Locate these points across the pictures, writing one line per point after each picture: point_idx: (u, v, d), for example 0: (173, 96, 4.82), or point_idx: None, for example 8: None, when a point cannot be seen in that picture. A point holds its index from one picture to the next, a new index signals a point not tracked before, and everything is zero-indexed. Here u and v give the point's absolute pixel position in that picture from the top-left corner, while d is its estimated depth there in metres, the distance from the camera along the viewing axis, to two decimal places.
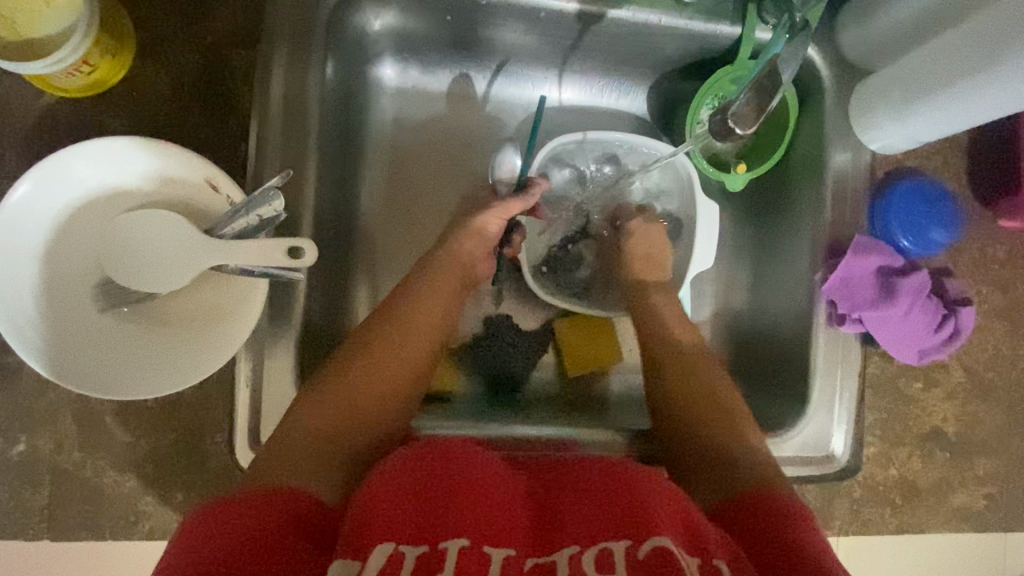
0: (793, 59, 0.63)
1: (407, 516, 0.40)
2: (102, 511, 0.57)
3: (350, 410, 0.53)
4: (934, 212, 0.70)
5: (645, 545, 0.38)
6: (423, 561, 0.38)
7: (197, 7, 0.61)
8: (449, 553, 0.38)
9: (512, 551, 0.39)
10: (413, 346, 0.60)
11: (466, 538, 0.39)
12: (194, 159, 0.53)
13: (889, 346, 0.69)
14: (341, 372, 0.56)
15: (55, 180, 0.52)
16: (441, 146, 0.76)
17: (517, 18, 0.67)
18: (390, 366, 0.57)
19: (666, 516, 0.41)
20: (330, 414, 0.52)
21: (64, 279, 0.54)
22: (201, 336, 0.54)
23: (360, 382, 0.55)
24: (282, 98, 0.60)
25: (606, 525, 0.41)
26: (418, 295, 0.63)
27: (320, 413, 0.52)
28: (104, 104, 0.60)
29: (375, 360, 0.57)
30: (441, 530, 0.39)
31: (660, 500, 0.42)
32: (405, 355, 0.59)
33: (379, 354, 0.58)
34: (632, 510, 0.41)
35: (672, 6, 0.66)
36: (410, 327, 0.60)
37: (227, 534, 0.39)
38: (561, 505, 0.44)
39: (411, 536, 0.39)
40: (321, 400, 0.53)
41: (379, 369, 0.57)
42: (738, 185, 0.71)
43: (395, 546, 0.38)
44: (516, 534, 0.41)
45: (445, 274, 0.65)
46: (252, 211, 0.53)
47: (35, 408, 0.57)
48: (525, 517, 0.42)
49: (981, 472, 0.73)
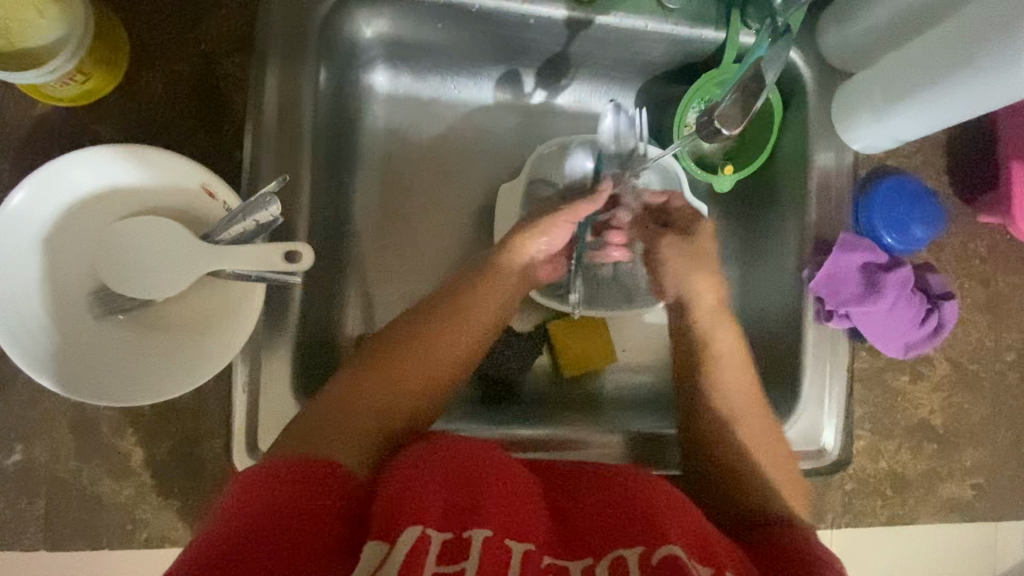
0: (776, 62, 0.64)
1: (433, 504, 0.40)
2: (99, 519, 0.57)
3: (389, 393, 0.55)
4: (916, 209, 0.72)
5: (658, 551, 0.39)
6: (447, 548, 0.38)
7: (190, 15, 0.62)
8: (474, 542, 0.38)
9: (532, 546, 0.40)
10: (450, 343, 0.59)
11: (490, 528, 0.39)
12: (191, 167, 0.53)
13: (876, 341, 0.71)
14: (387, 355, 0.57)
15: (50, 188, 0.52)
16: (435, 152, 0.77)
17: (509, 27, 0.69)
18: (434, 359, 0.58)
19: (677, 526, 0.42)
20: (370, 398, 0.54)
21: (61, 287, 0.54)
22: (199, 342, 0.54)
23: (401, 369, 0.56)
24: (276, 104, 0.61)
25: (619, 533, 0.42)
26: (469, 293, 0.63)
27: (364, 393, 0.54)
28: (98, 113, 0.60)
29: (419, 350, 0.58)
30: (466, 518, 0.40)
31: (671, 509, 0.44)
32: (440, 353, 0.58)
33: (425, 346, 0.58)
34: (647, 518, 0.42)
35: (657, 12, 0.68)
36: (459, 324, 0.60)
37: (259, 513, 0.40)
38: (576, 510, 0.45)
39: (436, 523, 0.39)
40: (364, 381, 0.55)
41: (422, 358, 0.57)
42: (726, 186, 0.73)
43: (422, 530, 0.38)
44: (536, 533, 0.41)
45: (491, 280, 0.65)
46: (249, 216, 0.53)
47: (29, 417, 0.57)
48: (542, 519, 0.43)
49: (968, 463, 0.75)
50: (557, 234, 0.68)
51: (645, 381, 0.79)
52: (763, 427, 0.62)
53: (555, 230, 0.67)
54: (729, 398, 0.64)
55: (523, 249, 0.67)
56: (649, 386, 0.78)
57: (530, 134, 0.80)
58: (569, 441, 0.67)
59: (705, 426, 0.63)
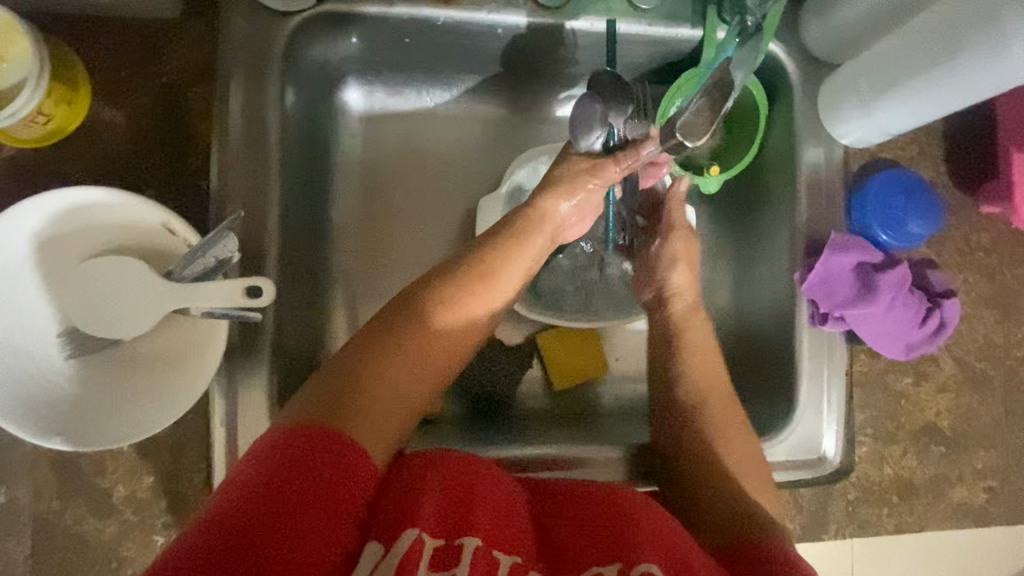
0: (746, 62, 0.62)
1: (431, 506, 0.40)
2: (83, 558, 0.57)
3: (417, 368, 0.49)
4: (911, 204, 0.69)
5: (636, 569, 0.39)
6: (437, 556, 0.38)
7: (153, 47, 0.61)
8: (464, 550, 0.39)
9: (520, 558, 0.40)
10: (470, 313, 0.53)
11: (481, 537, 0.40)
12: (150, 206, 0.52)
13: (875, 343, 0.68)
14: (414, 323, 0.50)
15: (10, 236, 0.52)
16: (414, 166, 0.76)
17: (475, 37, 0.67)
18: (457, 324, 0.52)
19: (659, 539, 0.42)
20: (393, 369, 0.48)
21: (28, 333, 0.53)
22: (174, 378, 0.54)
23: (429, 339, 0.50)
24: (243, 129, 0.60)
25: (605, 543, 0.42)
26: (503, 257, 0.57)
27: (392, 364, 0.48)
28: (65, 151, 0.60)
29: (446, 317, 0.52)
30: (460, 525, 0.40)
31: (656, 520, 0.44)
32: (464, 323, 0.53)
33: (453, 311, 0.52)
34: (632, 532, 0.42)
35: (629, 14, 0.66)
36: (486, 288, 0.55)
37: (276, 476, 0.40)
38: (566, 516, 0.45)
39: (432, 528, 0.39)
40: (390, 351, 0.48)
41: (451, 329, 0.52)
42: (711, 187, 0.72)
43: (417, 533, 0.39)
44: (526, 542, 0.42)
45: (518, 250, 0.59)
46: (208, 253, 0.53)
47: (12, 458, 0.57)
48: (529, 527, 0.43)
49: (979, 466, 0.71)
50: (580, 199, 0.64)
51: (639, 392, 0.78)
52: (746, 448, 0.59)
53: (578, 194, 0.64)
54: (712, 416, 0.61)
55: (561, 208, 0.63)
56: (643, 397, 0.77)
57: (511, 141, 0.78)
58: (565, 460, 0.66)
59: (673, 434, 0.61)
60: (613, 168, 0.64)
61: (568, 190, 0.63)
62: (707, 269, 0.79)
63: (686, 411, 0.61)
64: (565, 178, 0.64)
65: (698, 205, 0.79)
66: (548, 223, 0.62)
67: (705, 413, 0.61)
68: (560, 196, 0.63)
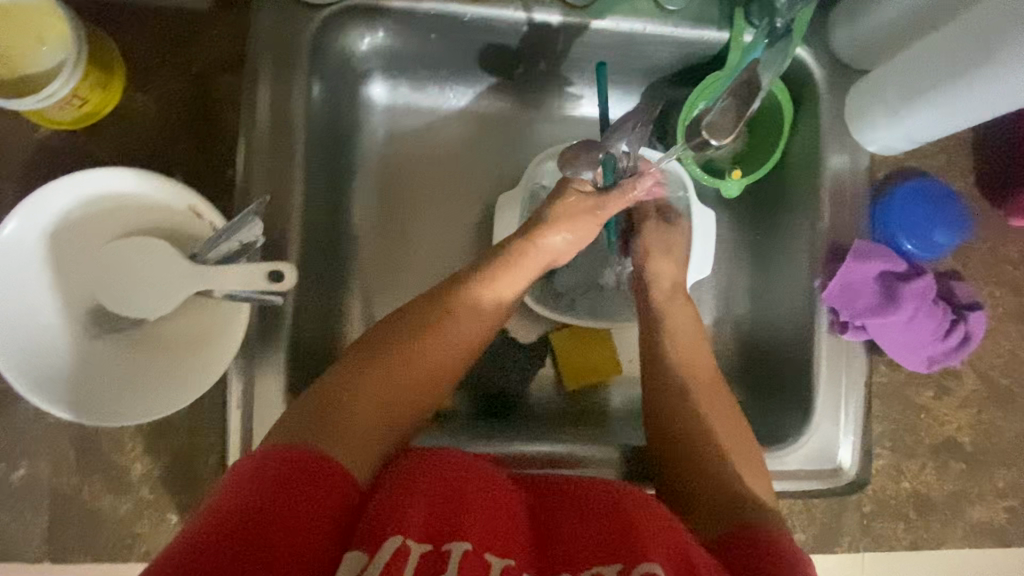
0: (773, 64, 0.64)
1: (416, 513, 0.40)
2: (99, 534, 0.58)
3: (396, 389, 0.51)
4: (937, 214, 0.68)
5: (637, 569, 0.38)
6: (425, 561, 0.37)
7: (184, 36, 0.63)
8: (453, 556, 0.37)
9: (514, 561, 0.39)
10: (455, 336, 0.55)
11: (469, 542, 0.39)
12: (177, 189, 0.54)
13: (896, 353, 0.67)
14: (395, 345, 0.52)
15: (42, 215, 0.53)
16: (434, 161, 0.77)
17: (499, 34, 0.68)
18: (440, 348, 0.54)
19: (659, 539, 0.41)
20: (375, 391, 0.50)
21: (55, 310, 0.55)
22: (192, 359, 0.55)
23: (411, 361, 0.52)
24: (269, 119, 0.61)
25: (600, 547, 0.41)
26: (488, 281, 0.59)
27: (371, 384, 0.50)
28: (98, 134, 0.61)
29: (431, 340, 0.54)
30: (448, 530, 0.39)
31: (653, 525, 0.42)
32: (448, 348, 0.54)
33: (437, 333, 0.54)
34: (629, 531, 0.42)
35: (656, 15, 0.66)
36: (471, 311, 0.56)
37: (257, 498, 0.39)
38: (561, 523, 0.44)
39: (418, 533, 0.38)
40: (371, 372, 0.51)
41: (432, 352, 0.53)
42: (734, 191, 0.70)
43: (402, 541, 0.38)
44: (519, 546, 0.41)
45: (505, 273, 0.60)
46: (232, 236, 0.54)
47: (35, 432, 0.58)
48: (522, 532, 0.42)
49: (1000, 485, 0.69)
50: (578, 228, 0.65)
51: None
52: (741, 446, 0.56)
53: (576, 224, 0.64)
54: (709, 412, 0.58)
55: (551, 239, 0.63)
56: None
57: (531, 140, 0.78)
58: (570, 459, 0.66)
59: (671, 431, 0.58)
60: (614, 199, 0.65)
61: (558, 219, 0.64)
62: (725, 274, 0.78)
63: (676, 409, 0.59)
64: (564, 213, 0.64)
65: (717, 209, 0.78)
66: (538, 251, 0.63)
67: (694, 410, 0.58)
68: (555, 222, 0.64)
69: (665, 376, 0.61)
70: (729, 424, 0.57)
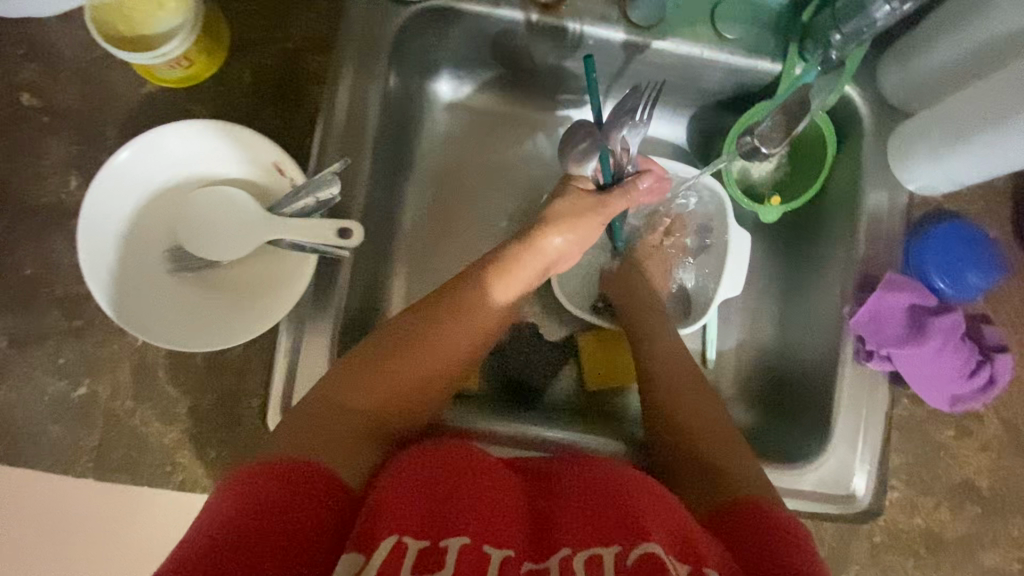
0: (825, 89, 0.69)
1: (412, 514, 0.41)
2: (142, 458, 0.62)
3: (387, 395, 0.54)
4: (972, 256, 0.69)
5: (635, 550, 0.39)
6: (422, 557, 0.39)
7: (281, 18, 0.69)
8: (450, 551, 0.39)
9: (511, 552, 0.41)
10: (444, 344, 0.57)
11: (467, 536, 0.40)
12: (266, 147, 0.59)
13: (920, 387, 0.68)
14: (385, 352, 0.55)
15: (150, 152, 0.59)
16: (487, 159, 0.82)
17: (563, 45, 0.73)
18: (428, 356, 0.56)
19: (658, 519, 0.42)
20: (366, 398, 0.53)
21: (142, 241, 0.60)
22: (255, 305, 0.60)
23: (401, 367, 0.54)
24: (347, 100, 0.66)
25: (597, 529, 0.41)
26: (483, 289, 0.60)
27: (362, 393, 0.53)
28: (194, 95, 0.67)
29: (420, 348, 0.56)
30: (443, 528, 0.41)
31: (652, 508, 0.43)
32: (439, 355, 0.56)
33: (427, 340, 0.56)
34: (626, 517, 0.42)
35: (714, 42, 0.70)
36: (460, 321, 0.58)
37: (256, 503, 0.41)
38: (559, 509, 0.44)
39: (413, 532, 0.40)
40: (362, 379, 0.53)
41: (421, 361, 0.55)
42: (771, 217, 0.73)
43: (398, 539, 0.39)
44: (515, 537, 0.42)
45: (502, 282, 0.61)
46: (311, 193, 0.59)
47: (99, 356, 0.63)
48: (519, 521, 0.43)
49: (1016, 534, 0.69)
50: (579, 229, 0.67)
51: None
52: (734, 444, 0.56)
53: (581, 223, 0.67)
54: (707, 414, 0.60)
55: (550, 240, 0.65)
56: None
57: None
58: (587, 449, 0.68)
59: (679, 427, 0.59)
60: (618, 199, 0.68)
61: (567, 224, 0.66)
62: (755, 296, 0.81)
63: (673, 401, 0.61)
64: (568, 212, 0.67)
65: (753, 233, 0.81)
66: (539, 256, 0.65)
67: (690, 419, 0.59)
68: (559, 230, 0.66)
69: (660, 387, 0.63)
70: (720, 432, 0.57)
